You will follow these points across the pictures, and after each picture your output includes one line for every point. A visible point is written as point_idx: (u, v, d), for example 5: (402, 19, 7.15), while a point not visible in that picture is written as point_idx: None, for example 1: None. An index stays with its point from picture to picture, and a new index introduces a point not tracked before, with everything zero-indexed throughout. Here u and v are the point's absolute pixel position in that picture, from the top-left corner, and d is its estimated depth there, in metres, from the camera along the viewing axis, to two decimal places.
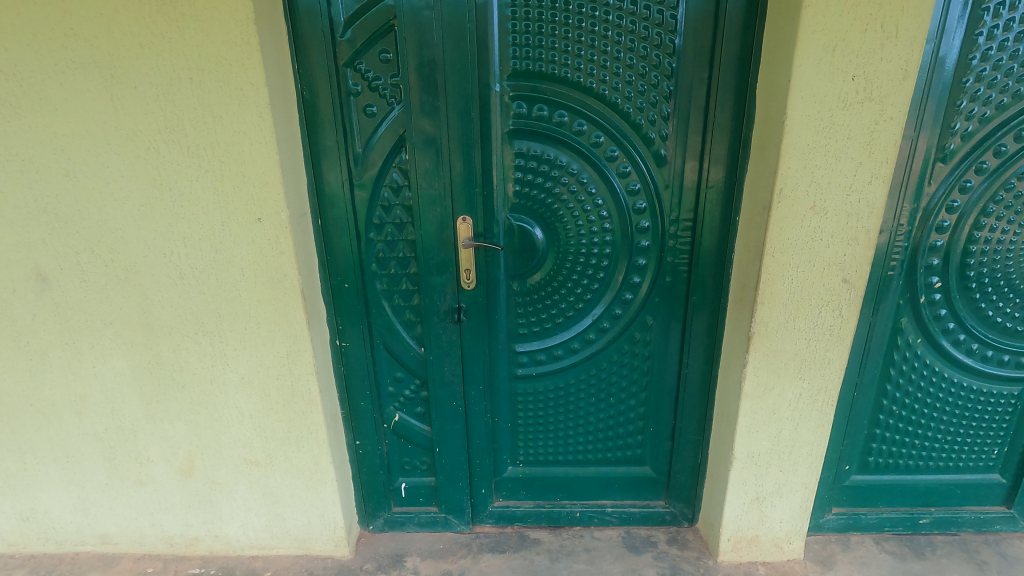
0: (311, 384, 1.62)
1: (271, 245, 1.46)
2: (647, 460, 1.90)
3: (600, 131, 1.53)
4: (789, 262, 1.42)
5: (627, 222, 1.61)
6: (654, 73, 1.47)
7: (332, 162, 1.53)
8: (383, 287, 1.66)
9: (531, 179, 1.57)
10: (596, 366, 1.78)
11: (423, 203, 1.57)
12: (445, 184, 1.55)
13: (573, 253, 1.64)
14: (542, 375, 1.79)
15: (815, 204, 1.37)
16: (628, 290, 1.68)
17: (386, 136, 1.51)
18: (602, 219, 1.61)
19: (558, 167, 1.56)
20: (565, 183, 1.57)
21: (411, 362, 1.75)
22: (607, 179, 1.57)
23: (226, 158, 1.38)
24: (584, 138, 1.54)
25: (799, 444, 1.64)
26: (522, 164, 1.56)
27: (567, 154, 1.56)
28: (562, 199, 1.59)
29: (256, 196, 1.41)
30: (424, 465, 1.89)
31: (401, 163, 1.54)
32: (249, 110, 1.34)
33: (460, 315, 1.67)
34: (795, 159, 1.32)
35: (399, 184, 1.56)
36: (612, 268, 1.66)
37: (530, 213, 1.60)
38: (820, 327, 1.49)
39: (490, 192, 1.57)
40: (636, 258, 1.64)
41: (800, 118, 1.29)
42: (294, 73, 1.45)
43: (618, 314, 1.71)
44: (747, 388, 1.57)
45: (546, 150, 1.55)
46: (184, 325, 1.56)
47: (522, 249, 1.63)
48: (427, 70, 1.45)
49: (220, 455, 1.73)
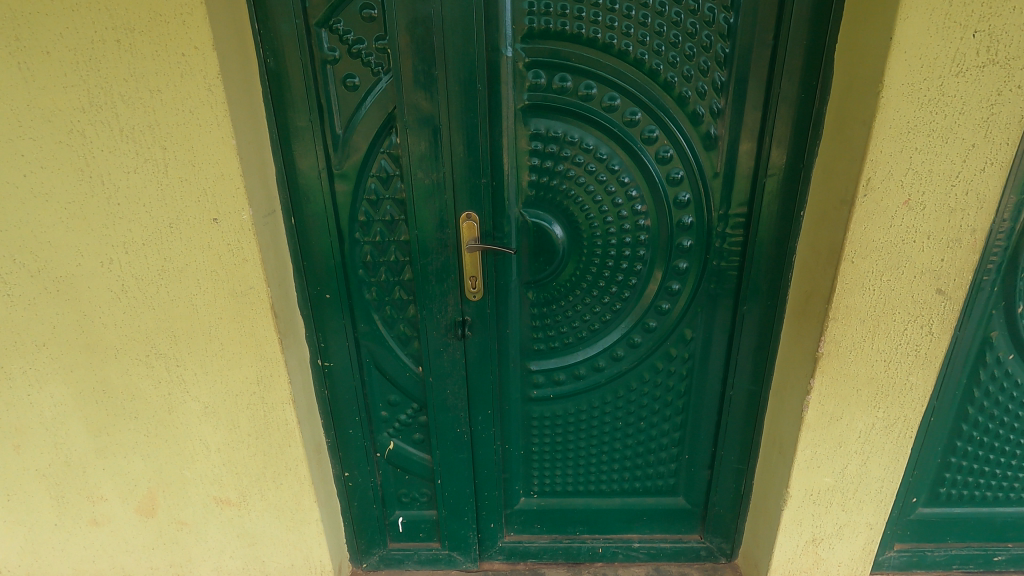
0: (287, 414, 1.36)
1: (232, 251, 1.19)
2: (681, 490, 1.64)
3: (636, 106, 1.24)
4: (871, 269, 1.15)
5: (666, 218, 1.33)
6: (705, 32, 1.18)
7: (306, 147, 1.25)
8: (372, 297, 1.40)
9: (550, 166, 1.29)
10: (624, 387, 1.51)
11: (418, 196, 1.28)
12: (444, 173, 1.27)
13: (600, 256, 1.36)
14: (560, 396, 1.52)
15: (909, 198, 1.09)
16: (664, 298, 1.41)
17: (372, 114, 1.22)
18: (636, 214, 1.33)
19: (582, 152, 1.28)
20: (592, 172, 1.29)
21: (407, 384, 1.49)
22: (643, 166, 1.29)
23: (169, 143, 1.10)
24: (615, 115, 1.25)
25: (866, 480, 1.38)
26: (539, 148, 1.27)
27: (593, 136, 1.27)
28: (587, 191, 1.31)
29: (208, 191, 1.14)
30: (424, 498, 1.64)
31: (390, 147, 1.26)
32: (194, 81, 1.05)
33: (464, 329, 1.40)
34: (890, 140, 1.04)
35: (389, 174, 1.28)
36: (646, 273, 1.38)
37: (548, 208, 1.32)
38: (904, 346, 1.22)
39: (500, 183, 1.29)
40: (676, 261, 1.37)
41: (900, 88, 1.00)
42: (254, 37, 1.15)
43: (652, 326, 1.44)
44: (809, 418, 1.31)
45: (569, 130, 1.26)
46: (132, 346, 1.30)
47: (538, 251, 1.35)
48: (420, 30, 1.16)
49: (184, 493, 1.47)
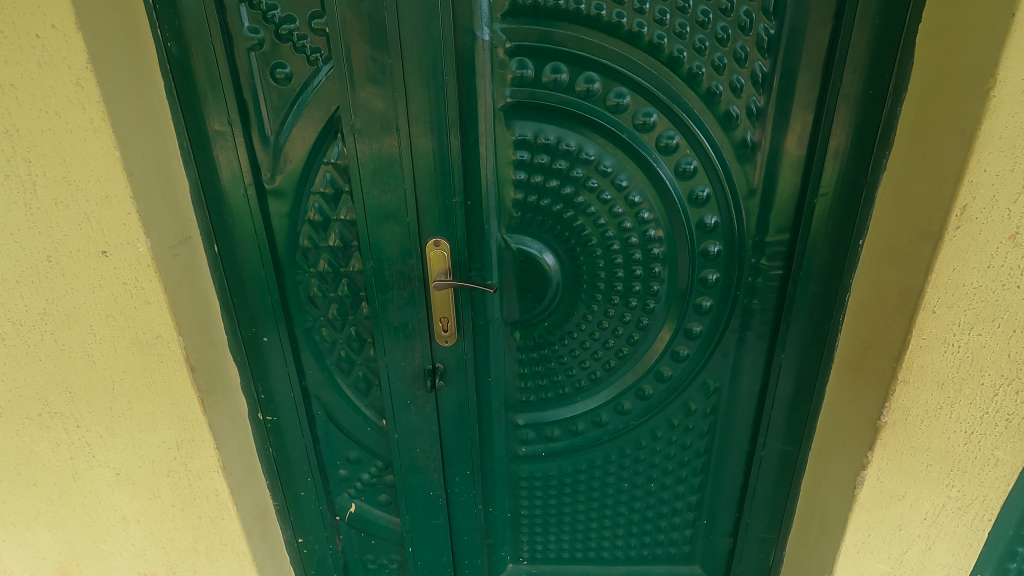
0: (217, 484, 1.11)
1: (130, 293, 0.93)
2: (697, 558, 1.39)
3: (651, 105, 0.96)
4: (956, 321, 0.87)
5: (686, 247, 1.06)
6: (744, 8, 0.90)
7: (229, 158, 0.98)
8: (322, 340, 1.14)
9: (540, 181, 1.01)
10: (631, 444, 1.25)
11: (373, 220, 1.02)
12: (405, 190, 1.00)
13: (603, 292, 1.10)
14: (554, 454, 1.26)
15: (1018, 231, 0.80)
16: (682, 343, 1.14)
17: (311, 115, 0.95)
18: (648, 242, 1.06)
19: (581, 163, 1.00)
20: (593, 189, 1.02)
21: (368, 440, 1.23)
22: (658, 182, 1.01)
23: (33, 155, 0.83)
24: (625, 117, 0.97)
25: (930, 568, 1.12)
26: (526, 159, 1.00)
27: (595, 144, 0.99)
28: (587, 213, 1.03)
29: (93, 217, 0.87)
30: (394, 565, 1.39)
31: (336, 158, 0.99)
32: (57, 74, 0.78)
33: (435, 379, 1.14)
34: (998, 156, 0.76)
35: (336, 190, 1.01)
36: (660, 312, 1.12)
37: (538, 232, 1.05)
38: (991, 416, 0.94)
39: (476, 202, 1.01)
40: (697, 299, 1.10)
41: (1019, 84, 0.72)
42: (149, 16, 0.89)
43: (667, 376, 1.17)
44: (863, 498, 1.04)
45: (563, 136, 0.98)
46: (19, 402, 1.02)
47: (526, 286, 1.09)
48: (368, 6, 0.88)
49: (103, 567, 1.21)
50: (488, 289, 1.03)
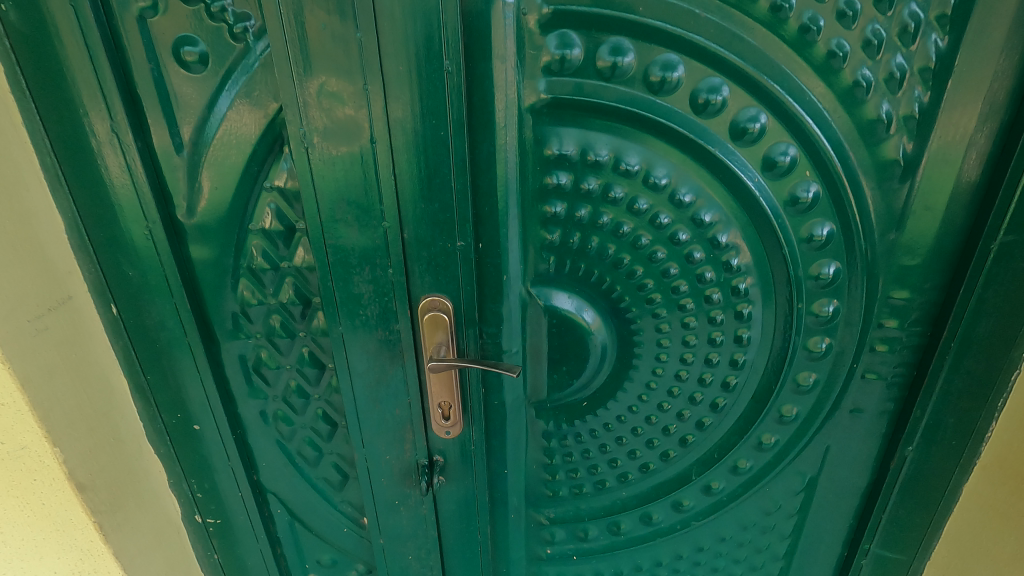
0: None
1: None
2: None
3: (761, 105, 0.62)
4: None
5: (790, 307, 0.74)
6: None
7: (120, 182, 0.65)
8: (279, 423, 0.83)
9: (585, 217, 0.68)
10: (689, 547, 0.96)
11: (341, 271, 0.70)
12: (386, 229, 0.67)
13: (666, 365, 0.78)
14: (587, 557, 0.97)
15: None
16: (769, 428, 0.84)
17: (243, 118, 0.63)
18: (737, 300, 0.74)
19: (647, 191, 0.67)
20: (663, 228, 0.69)
21: (346, 542, 0.94)
22: (759, 219, 0.69)
23: None
24: (720, 122, 0.63)
25: None
26: (566, 185, 0.67)
27: (669, 162, 0.66)
28: (652, 261, 0.71)
29: None
30: None
31: (284, 180, 0.66)
32: None
33: (432, 477, 0.85)
34: None
35: (287, 228, 0.69)
36: (744, 391, 0.81)
37: (578, 286, 0.73)
38: None
39: (491, 246, 0.69)
40: (797, 374, 0.79)
41: None
42: None
43: (744, 467, 0.88)
44: None
45: (623, 151, 0.65)
46: None
47: (559, 356, 0.77)
48: None
49: None
50: (509, 371, 0.69)
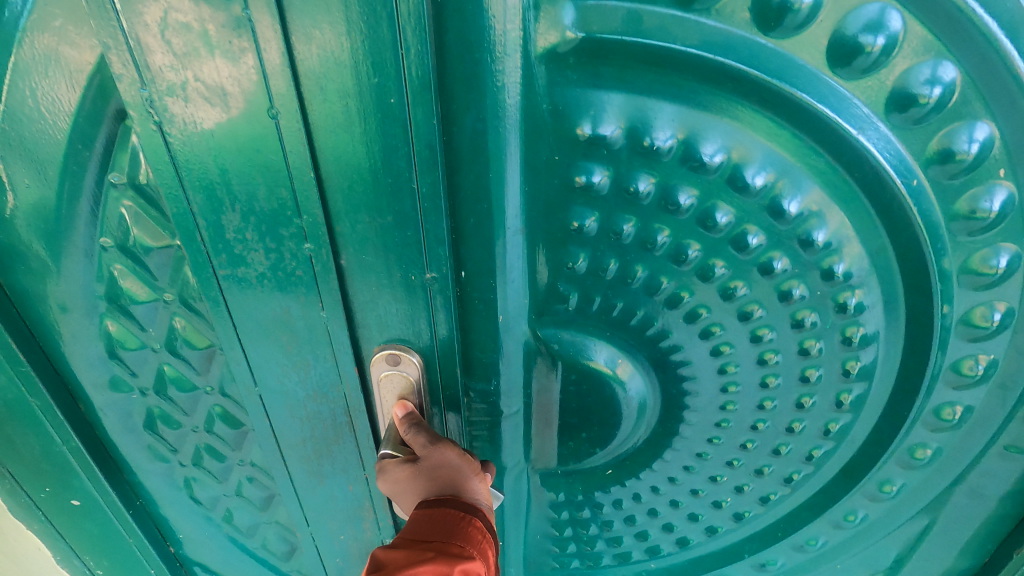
0: None
1: None
2: None
3: (951, 56, 0.36)
4: None
5: (923, 372, 0.50)
6: None
7: None
8: (194, 490, 0.62)
9: (630, 234, 0.43)
10: None
11: (247, 312, 0.45)
12: (310, 255, 0.42)
13: (729, 433, 0.55)
14: None
15: None
16: (854, 506, 0.62)
17: (47, 72, 0.37)
18: (852, 357, 0.49)
19: (730, 197, 0.41)
20: (752, 252, 0.44)
21: None
22: (910, 242, 0.43)
23: None
24: (870, 87, 0.37)
25: None
26: (601, 186, 0.41)
27: (773, 154, 0.40)
28: (726, 299, 0.46)
29: None
30: None
31: (138, 173, 0.40)
32: None
33: None
34: None
35: (157, 245, 0.43)
36: (833, 463, 0.58)
37: (610, 331, 0.49)
38: None
39: (479, 275, 0.43)
40: (909, 446, 0.56)
41: None
42: None
43: (810, 546, 0.67)
44: None
45: (700, 131, 0.39)
46: None
47: (576, 421, 0.54)
48: None
49: None
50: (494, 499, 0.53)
